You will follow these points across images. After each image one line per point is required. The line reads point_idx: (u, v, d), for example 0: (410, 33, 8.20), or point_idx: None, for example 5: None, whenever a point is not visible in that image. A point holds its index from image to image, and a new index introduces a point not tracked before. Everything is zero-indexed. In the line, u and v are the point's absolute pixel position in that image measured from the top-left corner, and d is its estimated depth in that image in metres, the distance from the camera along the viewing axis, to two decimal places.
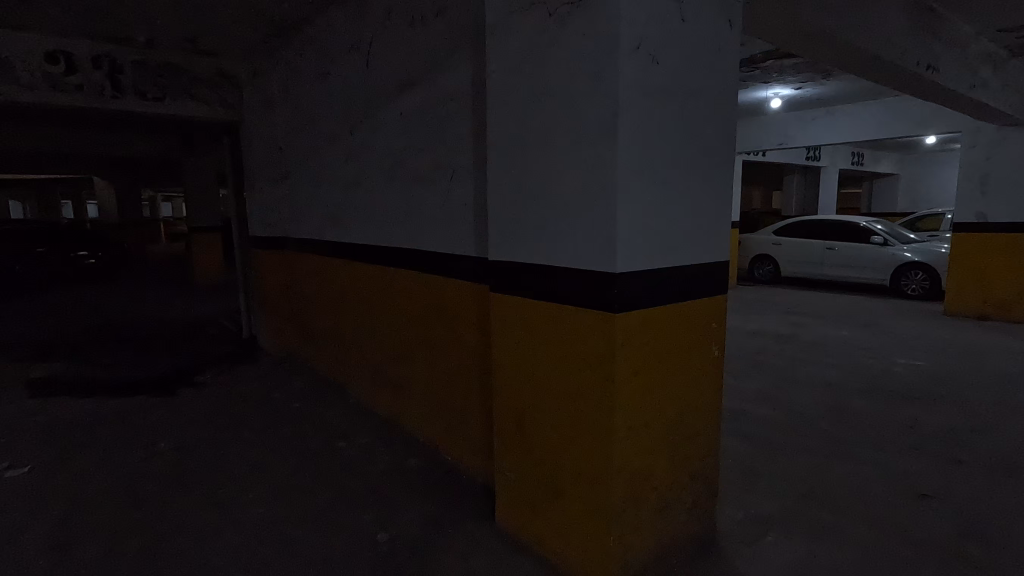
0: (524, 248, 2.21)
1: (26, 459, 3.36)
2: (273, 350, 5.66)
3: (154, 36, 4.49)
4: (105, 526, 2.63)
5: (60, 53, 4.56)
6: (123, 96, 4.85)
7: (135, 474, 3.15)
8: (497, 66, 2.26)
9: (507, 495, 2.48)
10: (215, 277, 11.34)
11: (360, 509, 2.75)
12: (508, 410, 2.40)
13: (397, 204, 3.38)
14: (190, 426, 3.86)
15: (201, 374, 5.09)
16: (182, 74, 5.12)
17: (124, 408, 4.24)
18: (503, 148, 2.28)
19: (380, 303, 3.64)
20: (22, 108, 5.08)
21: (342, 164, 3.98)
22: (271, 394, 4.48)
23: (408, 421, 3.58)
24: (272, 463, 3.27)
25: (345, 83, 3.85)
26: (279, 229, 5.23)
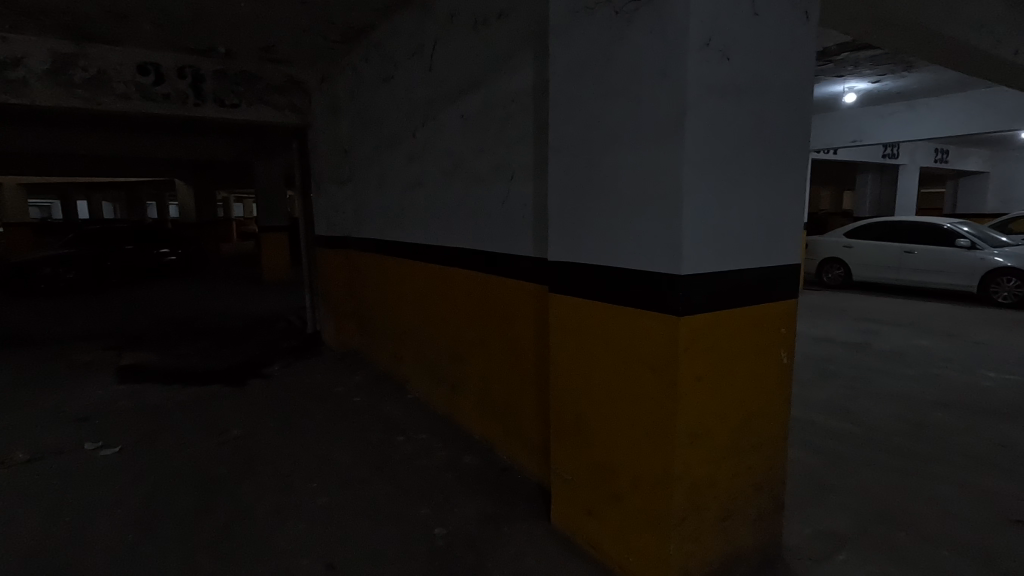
0: (584, 249, 2.20)
1: (116, 440, 3.66)
2: (336, 345, 5.89)
3: (233, 46, 4.76)
4: (184, 505, 2.83)
5: (150, 65, 4.92)
6: (204, 103, 5.19)
7: (212, 458, 3.37)
8: (559, 67, 2.27)
9: (564, 496, 2.47)
10: (282, 274, 11.91)
11: (417, 503, 2.81)
12: (564, 411, 2.40)
13: (457, 205, 3.44)
14: (259, 415, 4.07)
15: (269, 366, 5.36)
16: (257, 82, 5.41)
17: (201, 395, 4.53)
18: (565, 150, 2.28)
19: (439, 303, 3.72)
20: (119, 116, 5.52)
21: (405, 166, 4.09)
22: (334, 387, 4.67)
23: (465, 418, 3.64)
24: (334, 454, 3.40)
25: (408, 88, 3.96)
26: (343, 229, 5.43)
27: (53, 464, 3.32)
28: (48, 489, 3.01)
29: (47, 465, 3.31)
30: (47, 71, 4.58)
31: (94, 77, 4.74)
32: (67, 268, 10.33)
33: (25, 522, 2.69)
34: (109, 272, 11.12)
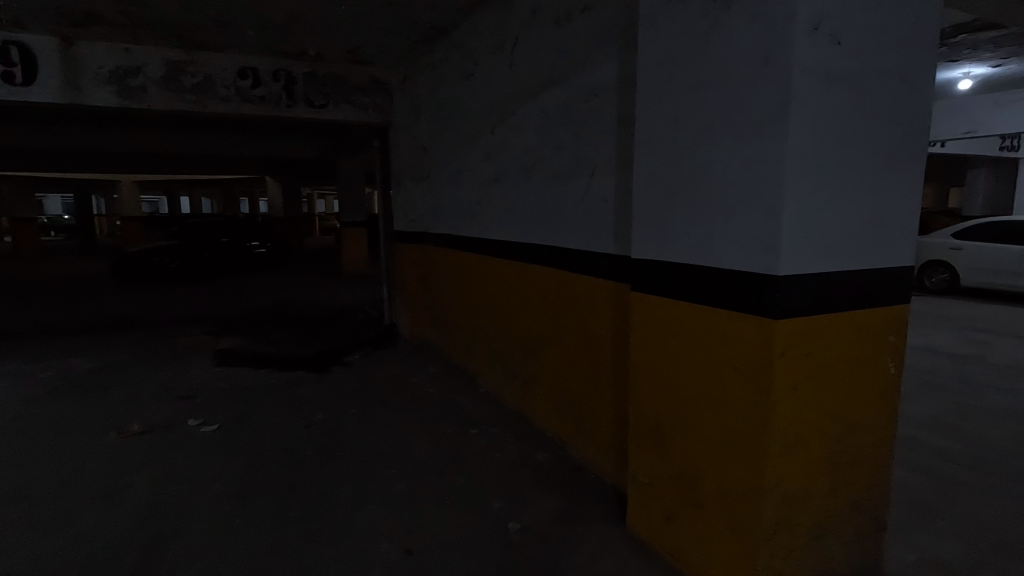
0: (671, 247, 2.13)
1: (215, 418, 3.96)
2: (411, 337, 6.08)
3: (322, 49, 5.00)
4: (275, 482, 3.01)
5: (249, 69, 5.27)
6: (296, 104, 5.48)
7: (298, 439, 3.57)
8: (648, 59, 2.20)
9: (640, 500, 2.40)
10: (361, 267, 12.41)
11: (491, 496, 2.84)
12: (644, 412, 2.33)
13: (535, 200, 3.44)
14: (340, 401, 4.27)
15: (349, 355, 5.62)
16: (343, 83, 5.65)
17: (288, 380, 4.82)
18: (651, 145, 2.21)
19: (514, 299, 3.73)
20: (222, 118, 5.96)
21: (483, 162, 4.14)
22: (409, 378, 4.81)
23: (537, 415, 3.64)
24: (411, 442, 3.50)
25: (488, 85, 3.99)
26: (420, 224, 5.59)
27: (162, 437, 3.63)
28: (158, 460, 3.29)
29: (157, 438, 3.62)
30: (160, 77, 5.00)
31: (200, 82, 5.13)
32: (172, 257, 11.35)
33: (140, 488, 2.96)
34: (208, 263, 12.04)
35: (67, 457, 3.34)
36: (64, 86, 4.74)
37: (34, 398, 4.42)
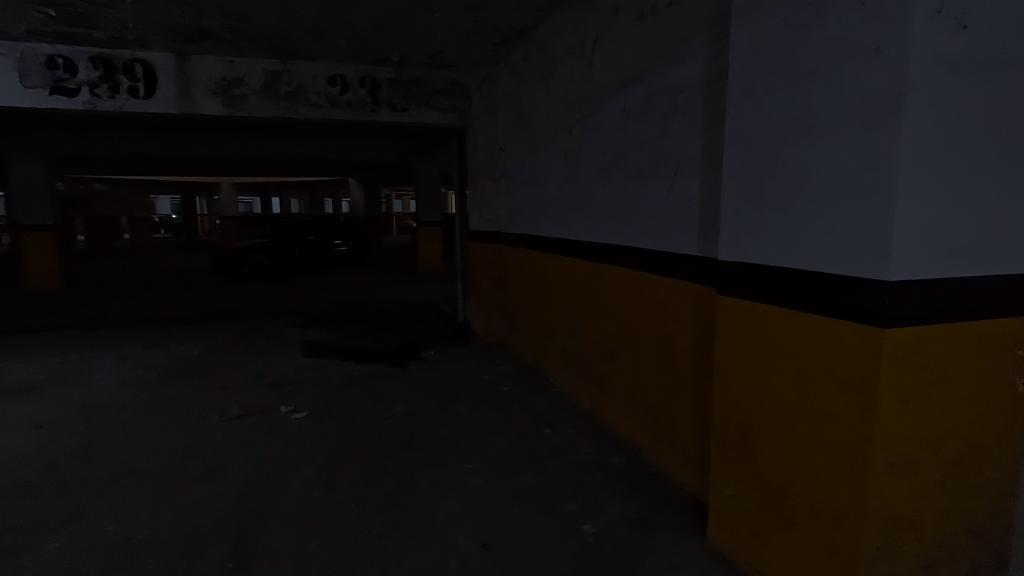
0: (763, 248, 2.03)
1: (304, 406, 4.21)
2: (484, 334, 6.18)
3: (406, 55, 5.18)
4: (359, 470, 3.16)
5: (338, 77, 5.56)
6: (380, 108, 5.71)
7: (379, 430, 3.73)
8: (740, 53, 2.11)
9: (723, 512, 2.31)
10: (436, 264, 12.68)
11: (565, 497, 2.83)
12: (729, 420, 2.24)
13: (615, 200, 3.39)
14: (418, 395, 4.42)
15: (426, 350, 5.79)
16: (424, 86, 5.83)
17: (369, 373, 5.04)
18: (743, 142, 2.12)
19: (591, 300, 3.71)
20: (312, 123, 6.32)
21: (560, 162, 4.14)
22: (483, 375, 4.90)
23: (612, 417, 3.59)
24: (485, 439, 3.55)
25: (567, 83, 3.97)
26: (495, 224, 5.66)
27: (257, 421, 3.91)
28: (254, 443, 3.55)
29: (252, 422, 3.90)
30: (260, 87, 5.38)
31: (294, 90, 5.47)
32: (264, 254, 12.19)
33: (239, 468, 3.20)
34: (296, 259, 12.83)
35: (177, 436, 3.68)
36: (178, 97, 5.21)
37: (150, 380, 4.90)
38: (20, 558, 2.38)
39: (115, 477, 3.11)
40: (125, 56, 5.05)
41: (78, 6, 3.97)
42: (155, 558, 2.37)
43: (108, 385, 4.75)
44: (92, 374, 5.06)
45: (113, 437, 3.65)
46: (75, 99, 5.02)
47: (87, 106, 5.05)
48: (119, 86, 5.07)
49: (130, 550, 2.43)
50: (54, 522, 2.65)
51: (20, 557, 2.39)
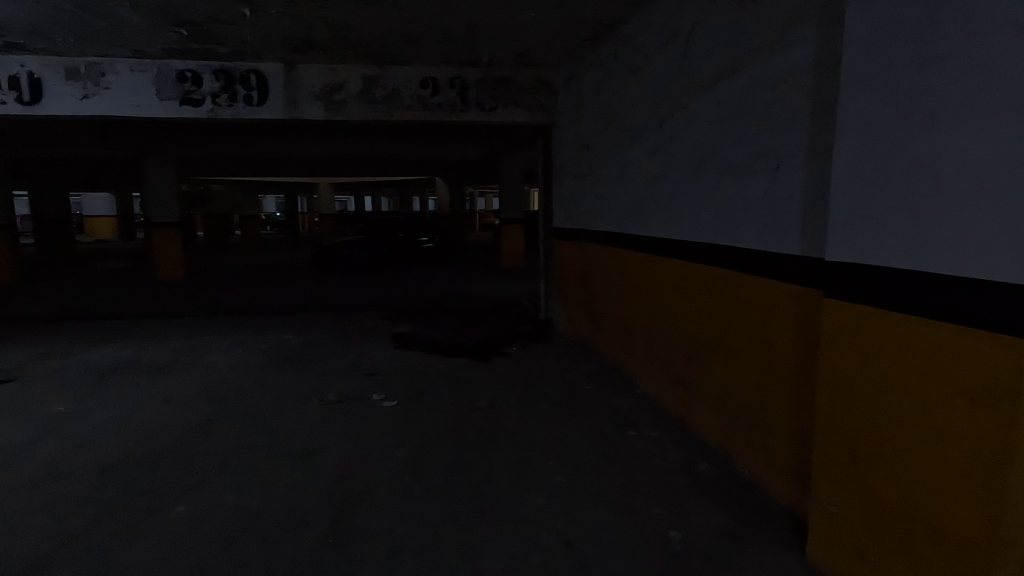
0: (879, 249, 1.87)
1: (394, 395, 4.41)
2: (567, 333, 6.17)
3: (494, 55, 5.27)
4: (445, 459, 3.27)
5: (429, 79, 5.75)
6: (468, 108, 5.85)
7: (465, 422, 3.83)
8: (855, 37, 1.94)
9: (826, 531, 2.16)
10: (519, 262, 12.78)
11: (651, 501, 2.77)
12: (835, 433, 2.08)
13: (708, 197, 3.26)
14: (501, 389, 4.50)
15: (508, 346, 5.87)
16: (511, 85, 5.90)
17: (454, 366, 5.19)
18: (857, 133, 1.96)
19: (681, 300, 3.58)
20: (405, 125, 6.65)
21: (649, 158, 4.03)
22: (566, 373, 4.89)
23: (700, 422, 3.46)
24: (567, 437, 3.56)
25: (658, 77, 3.86)
26: (580, 222, 5.63)
27: (352, 407, 4.16)
28: (350, 428, 3.77)
29: (348, 408, 4.16)
30: (358, 92, 5.70)
31: (388, 94, 5.74)
32: (357, 250, 12.89)
33: (336, 450, 3.42)
34: (386, 255, 13.44)
35: (282, 417, 3.99)
36: (286, 104, 5.63)
37: (259, 364, 5.35)
38: (154, 518, 2.70)
39: (230, 451, 3.43)
40: (242, 68, 5.54)
41: (205, 24, 4.40)
42: (264, 528, 2.59)
43: (224, 368, 5.25)
44: (210, 357, 5.61)
45: (228, 415, 4.03)
46: (201, 109, 5.56)
47: (210, 115, 5.58)
48: (236, 95, 5.56)
49: (244, 518, 2.68)
50: (182, 489, 2.97)
51: (154, 517, 2.71)
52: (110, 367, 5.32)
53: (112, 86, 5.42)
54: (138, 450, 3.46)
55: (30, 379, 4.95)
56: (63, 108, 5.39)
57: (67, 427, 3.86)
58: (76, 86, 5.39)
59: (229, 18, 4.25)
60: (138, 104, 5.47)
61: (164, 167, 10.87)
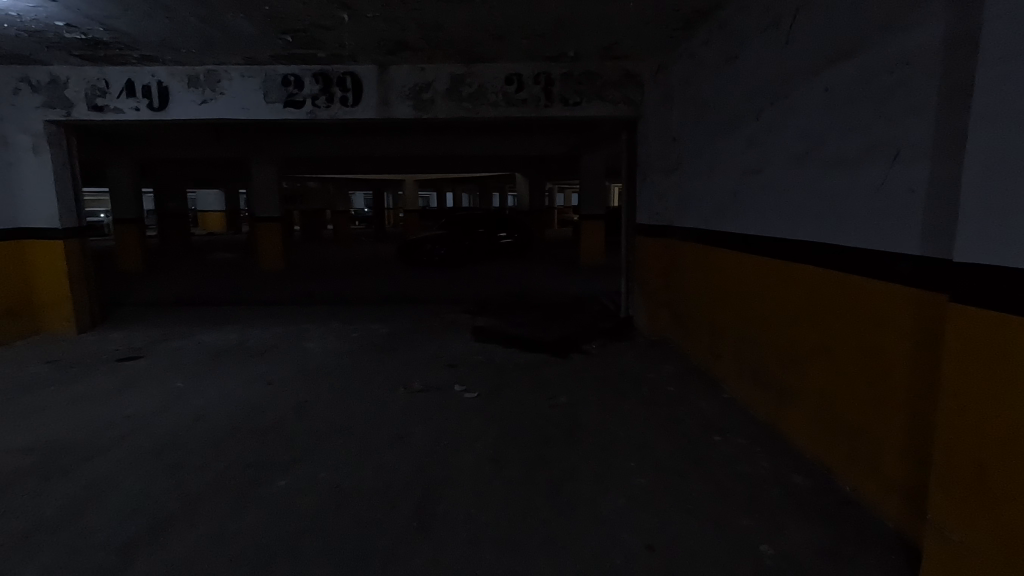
0: (1018, 251, 1.67)
1: (475, 386, 4.51)
2: (648, 332, 6.01)
3: (580, 49, 5.21)
4: (525, 452, 3.30)
5: (514, 75, 5.80)
6: (552, 104, 5.84)
7: (544, 417, 3.85)
8: (998, 11, 1.73)
9: (943, 560, 1.96)
10: (598, 259, 12.57)
11: (739, 511, 2.64)
12: (956, 453, 1.88)
13: (811, 191, 3.04)
14: (580, 386, 4.47)
15: (587, 343, 5.82)
16: (596, 79, 5.81)
17: (533, 361, 5.22)
18: (995, 119, 1.74)
19: (775, 302, 3.39)
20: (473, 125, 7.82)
21: (744, 151, 3.83)
22: (647, 373, 4.77)
23: (795, 432, 3.26)
24: (650, 438, 3.46)
25: (757, 65, 3.65)
26: (666, 218, 5.46)
27: (435, 397, 4.29)
28: (433, 416, 3.89)
29: (431, 397, 4.29)
30: (446, 90, 5.84)
31: (475, 91, 5.84)
32: (440, 245, 13.27)
33: (420, 437, 3.55)
34: (466, 250, 13.73)
35: (370, 403, 4.19)
36: (379, 103, 5.88)
37: (349, 351, 5.65)
38: (259, 489, 2.93)
39: (324, 433, 3.65)
40: (340, 70, 5.85)
41: (308, 30, 4.69)
42: (355, 506, 2.74)
43: (319, 353, 5.59)
44: (307, 343, 6.00)
45: (322, 398, 4.29)
46: (302, 111, 5.94)
47: (310, 116, 5.95)
48: (333, 97, 5.87)
49: (337, 496, 2.84)
50: (283, 464, 3.21)
51: (259, 488, 2.93)
52: (221, 348, 5.83)
53: (226, 92, 5.91)
54: (245, 426, 3.77)
55: (155, 357, 5.52)
56: (186, 112, 5.96)
57: (186, 402, 4.27)
58: (196, 92, 5.93)
59: (329, 23, 4.50)
60: (248, 107, 5.94)
61: (268, 166, 11.72)
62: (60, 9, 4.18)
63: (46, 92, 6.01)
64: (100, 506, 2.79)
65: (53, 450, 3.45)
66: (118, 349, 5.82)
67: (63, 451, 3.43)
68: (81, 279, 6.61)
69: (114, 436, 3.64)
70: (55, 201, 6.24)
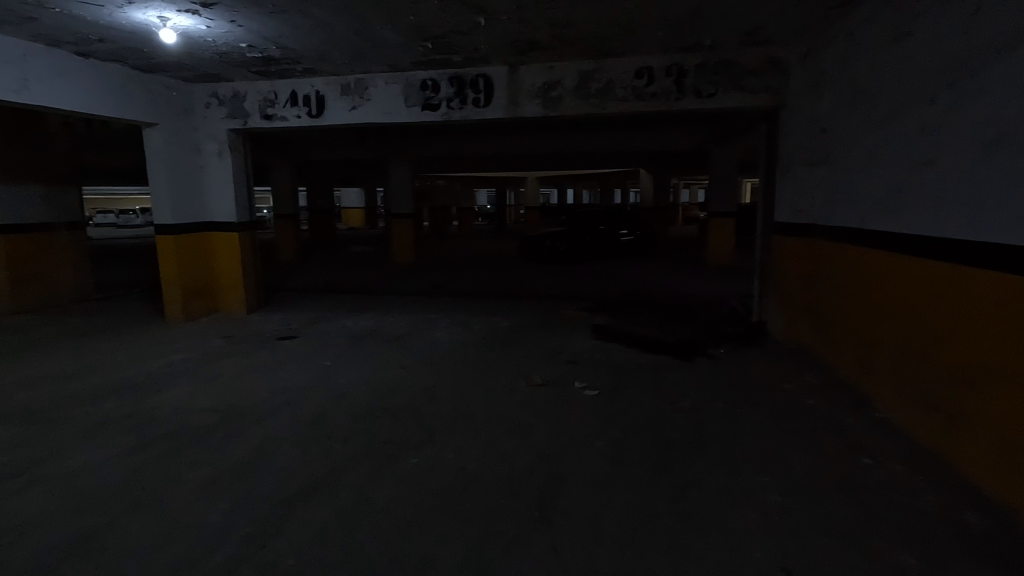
0: None
1: (595, 384, 4.49)
2: (785, 339, 5.56)
3: (718, 37, 4.94)
4: (646, 455, 3.23)
5: (645, 69, 5.65)
6: (684, 97, 5.60)
7: (666, 420, 3.74)
8: None
9: None
10: (726, 259, 11.83)
11: (895, 544, 2.37)
12: None
13: (998, 186, 2.63)
14: (706, 392, 4.27)
15: (714, 347, 5.53)
16: (734, 68, 5.48)
17: (655, 362, 5.08)
18: None
19: (945, 315, 2.97)
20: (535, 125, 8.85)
21: (913, 140, 3.39)
22: (782, 383, 4.43)
23: (967, 464, 2.84)
24: (786, 454, 3.21)
25: (932, 42, 3.21)
26: (810, 216, 5.01)
27: (555, 391, 4.35)
28: (552, 410, 3.95)
29: (551, 391, 4.35)
30: (574, 87, 5.85)
31: (603, 87, 5.78)
32: (560, 241, 13.36)
33: (540, 430, 3.62)
34: (586, 247, 13.66)
35: (493, 392, 4.35)
36: (508, 103, 6.05)
37: (473, 342, 5.91)
38: (395, 465, 3.17)
39: (451, 417, 3.86)
40: (473, 72, 6.10)
41: (446, 36, 4.95)
42: (480, 490, 2.87)
43: (445, 342, 5.92)
44: (434, 332, 6.37)
45: (449, 385, 4.53)
46: (438, 113, 6.29)
47: (445, 117, 6.27)
48: (467, 99, 6.15)
49: (462, 478, 3.00)
50: (415, 443, 3.46)
51: (395, 463, 3.19)
52: (361, 333, 6.40)
53: (372, 98, 6.44)
54: (381, 405, 4.11)
55: (308, 338, 6.20)
56: (338, 118, 6.60)
57: (332, 379, 4.74)
58: (347, 100, 6.53)
59: (466, 28, 4.71)
60: (390, 111, 6.42)
61: (403, 166, 12.59)
62: (244, 32, 4.83)
63: (229, 105, 6.98)
64: (266, 464, 3.22)
65: (230, 413, 4.02)
66: (278, 329, 6.63)
67: (238, 414, 4.00)
68: (251, 267, 7.62)
69: (276, 405, 4.16)
70: (233, 199, 7.24)
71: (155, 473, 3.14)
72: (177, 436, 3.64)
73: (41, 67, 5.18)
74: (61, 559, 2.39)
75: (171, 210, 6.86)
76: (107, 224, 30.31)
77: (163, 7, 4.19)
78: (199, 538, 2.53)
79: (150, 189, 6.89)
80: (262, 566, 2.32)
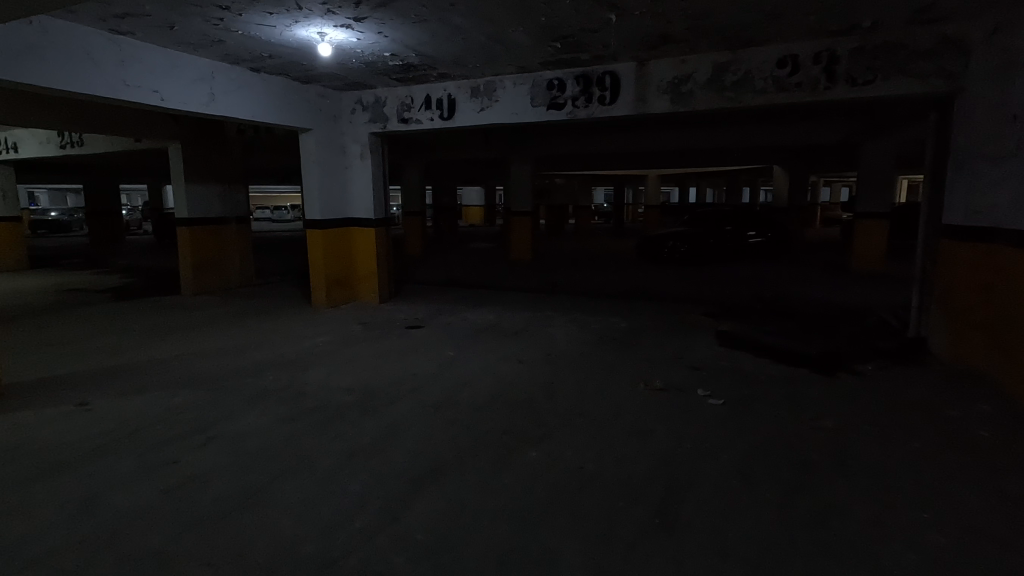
0: None
1: (721, 393, 4.25)
2: (950, 360, 4.85)
3: (880, 16, 4.42)
4: (779, 473, 3.00)
5: (789, 56, 5.22)
6: (835, 85, 5.09)
7: (801, 438, 3.44)
8: None
9: None
10: (873, 267, 10.64)
11: None
12: None
13: None
14: (850, 411, 3.86)
15: (860, 363, 4.98)
16: (898, 51, 4.87)
17: (789, 375, 4.69)
18: None
19: None
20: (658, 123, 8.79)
21: None
22: (947, 409, 3.87)
23: None
24: (951, 490, 2.80)
25: None
26: (990, 219, 4.32)
27: (677, 397, 4.19)
28: (674, 416, 3.82)
29: (673, 397, 4.20)
30: (707, 80, 5.57)
31: (740, 78, 5.44)
32: (681, 241, 12.81)
33: (661, 437, 3.50)
34: (711, 249, 12.96)
35: (611, 394, 4.29)
36: (636, 100, 5.91)
37: (590, 341, 5.88)
38: (514, 456, 3.27)
39: (568, 415, 3.87)
40: (601, 70, 6.04)
41: (576, 35, 4.95)
42: (597, 490, 2.86)
43: (562, 340, 5.95)
44: (552, 329, 6.42)
45: (566, 383, 4.55)
46: (563, 112, 6.32)
47: (570, 116, 6.28)
48: (592, 96, 6.10)
49: (580, 476, 3.01)
50: (534, 436, 3.52)
51: (515, 455, 3.27)
52: (481, 326, 6.64)
53: (500, 99, 6.64)
54: (501, 397, 4.24)
55: (433, 328, 6.56)
56: (468, 119, 6.89)
57: (455, 369, 4.98)
58: (476, 102, 6.79)
59: (597, 26, 4.68)
60: (516, 112, 6.57)
61: (524, 164, 12.84)
62: (389, 42, 5.21)
63: (371, 110, 7.59)
64: (398, 443, 3.47)
65: (366, 393, 4.39)
66: (407, 319, 7.09)
67: (374, 395, 4.34)
68: (385, 260, 8.21)
69: (406, 389, 4.46)
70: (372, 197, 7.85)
71: (306, 441, 3.52)
72: (323, 410, 4.04)
73: (224, 83, 6.01)
74: (235, 506, 2.78)
75: (320, 207, 7.61)
76: (262, 220, 34.24)
77: (323, 23, 4.63)
78: (341, 503, 2.79)
79: (303, 188, 7.71)
80: (395, 537, 2.51)
